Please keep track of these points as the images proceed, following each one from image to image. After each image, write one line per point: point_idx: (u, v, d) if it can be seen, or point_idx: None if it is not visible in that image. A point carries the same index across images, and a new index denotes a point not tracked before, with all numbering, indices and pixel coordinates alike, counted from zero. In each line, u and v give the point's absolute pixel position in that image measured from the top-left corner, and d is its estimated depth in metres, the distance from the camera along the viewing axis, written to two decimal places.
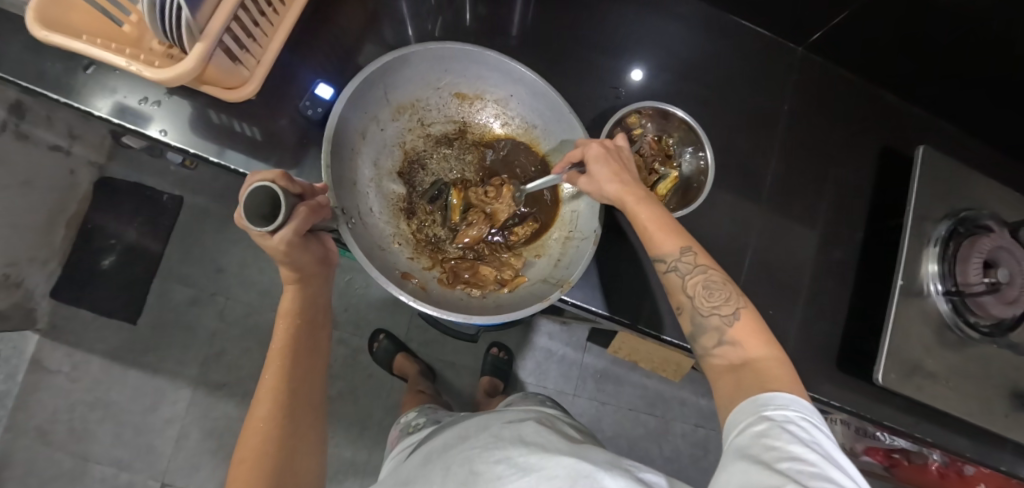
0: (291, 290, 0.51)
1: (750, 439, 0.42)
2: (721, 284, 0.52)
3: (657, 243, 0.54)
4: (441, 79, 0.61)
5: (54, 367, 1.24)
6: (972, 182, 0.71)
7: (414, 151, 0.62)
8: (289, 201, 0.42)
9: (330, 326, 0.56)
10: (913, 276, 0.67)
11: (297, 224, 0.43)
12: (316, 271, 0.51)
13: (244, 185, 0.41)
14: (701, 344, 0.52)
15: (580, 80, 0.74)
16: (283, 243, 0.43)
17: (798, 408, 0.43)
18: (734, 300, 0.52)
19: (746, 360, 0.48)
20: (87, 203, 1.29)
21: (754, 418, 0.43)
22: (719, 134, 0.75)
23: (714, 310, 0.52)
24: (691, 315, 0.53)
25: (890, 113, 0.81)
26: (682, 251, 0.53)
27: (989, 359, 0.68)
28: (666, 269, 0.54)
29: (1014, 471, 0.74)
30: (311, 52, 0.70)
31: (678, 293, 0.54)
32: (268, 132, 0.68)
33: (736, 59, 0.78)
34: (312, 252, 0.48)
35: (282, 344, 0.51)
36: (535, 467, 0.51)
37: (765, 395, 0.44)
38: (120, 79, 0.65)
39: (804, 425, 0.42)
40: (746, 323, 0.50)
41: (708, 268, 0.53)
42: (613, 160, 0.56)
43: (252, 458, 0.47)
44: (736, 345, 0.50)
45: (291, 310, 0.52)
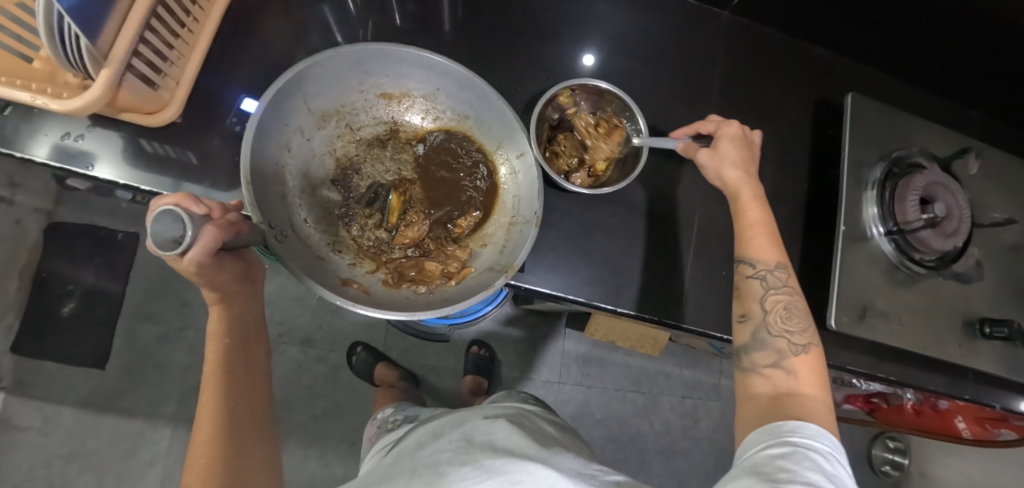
0: (217, 311, 0.51)
1: (767, 458, 0.45)
2: (801, 312, 0.57)
3: (758, 249, 0.59)
4: (363, 81, 0.60)
5: (24, 423, 1.20)
6: (903, 123, 0.73)
7: (346, 158, 0.62)
8: (195, 221, 0.41)
9: (268, 341, 0.56)
10: (856, 221, 0.69)
11: (205, 244, 0.42)
12: (238, 288, 0.51)
13: (152, 208, 0.40)
14: (752, 357, 0.56)
15: (513, 67, 0.74)
16: (193, 265, 0.43)
17: (824, 443, 0.46)
18: (808, 334, 0.56)
19: (791, 391, 0.52)
20: (39, 252, 1.25)
21: (775, 441, 0.47)
22: (657, 105, 0.76)
23: (784, 333, 0.56)
24: (759, 328, 0.57)
25: (821, 65, 0.83)
26: (775, 265, 0.58)
27: (937, 292, 0.70)
28: (751, 274, 0.59)
29: (977, 398, 0.76)
30: (237, 67, 0.69)
31: (751, 302, 0.59)
32: (201, 154, 0.66)
33: (665, 29, 0.78)
34: (228, 269, 0.47)
35: (215, 365, 0.50)
36: (500, 470, 0.49)
37: (792, 423, 0.48)
38: (41, 118, 0.63)
39: (824, 457, 0.45)
40: (810, 359, 0.55)
41: (793, 293, 0.58)
42: (746, 151, 0.63)
43: (196, 482, 0.46)
44: (790, 373, 0.54)
45: (219, 331, 0.51)
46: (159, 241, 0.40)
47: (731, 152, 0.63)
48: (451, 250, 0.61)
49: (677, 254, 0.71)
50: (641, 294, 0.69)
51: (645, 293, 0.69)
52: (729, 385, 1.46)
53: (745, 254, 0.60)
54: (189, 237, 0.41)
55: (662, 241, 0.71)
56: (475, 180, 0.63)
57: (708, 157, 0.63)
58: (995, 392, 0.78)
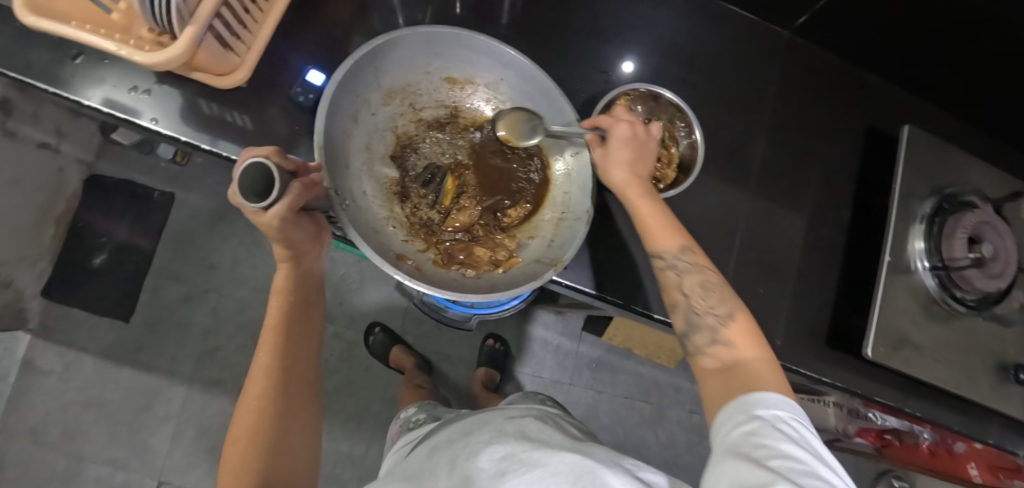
0: (283, 269, 0.55)
1: (742, 436, 0.45)
2: (718, 286, 0.57)
3: (654, 238, 0.58)
4: (431, 63, 0.62)
5: (46, 367, 1.23)
6: (956, 159, 0.72)
7: (406, 136, 0.63)
8: (282, 177, 0.45)
9: (324, 302, 0.59)
10: (901, 253, 0.69)
11: (290, 199, 0.46)
12: (308, 248, 0.54)
13: (238, 162, 0.44)
14: (693, 342, 0.57)
15: (569, 65, 0.74)
16: (276, 218, 0.47)
17: (786, 409, 0.47)
18: (729, 304, 0.56)
19: (737, 361, 0.53)
20: (77, 202, 1.28)
21: (744, 416, 0.46)
22: (709, 117, 0.76)
23: (710, 310, 0.56)
24: (686, 313, 0.57)
25: (875, 94, 0.82)
26: (681, 250, 0.58)
27: (974, 332, 0.70)
28: (664, 266, 0.59)
29: (1000, 443, 0.76)
30: (301, 40, 0.70)
31: (673, 290, 0.58)
32: (258, 121, 0.68)
33: (723, 43, 0.78)
34: (303, 229, 0.51)
35: (275, 320, 0.55)
36: (538, 462, 0.50)
37: (755, 395, 0.47)
38: (108, 69, 0.65)
39: (792, 425, 0.45)
40: (740, 325, 0.55)
41: (705, 268, 0.58)
42: (635, 149, 0.60)
43: (247, 435, 0.51)
44: (729, 346, 0.54)
45: (283, 287, 0.55)
46: (244, 188, 0.45)
47: (624, 150, 0.59)
48: (500, 238, 0.62)
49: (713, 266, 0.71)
50: None
51: None
52: None
53: (650, 249, 0.59)
54: (275, 191, 0.45)
55: None
56: (527, 171, 0.64)
57: (602, 159, 0.59)
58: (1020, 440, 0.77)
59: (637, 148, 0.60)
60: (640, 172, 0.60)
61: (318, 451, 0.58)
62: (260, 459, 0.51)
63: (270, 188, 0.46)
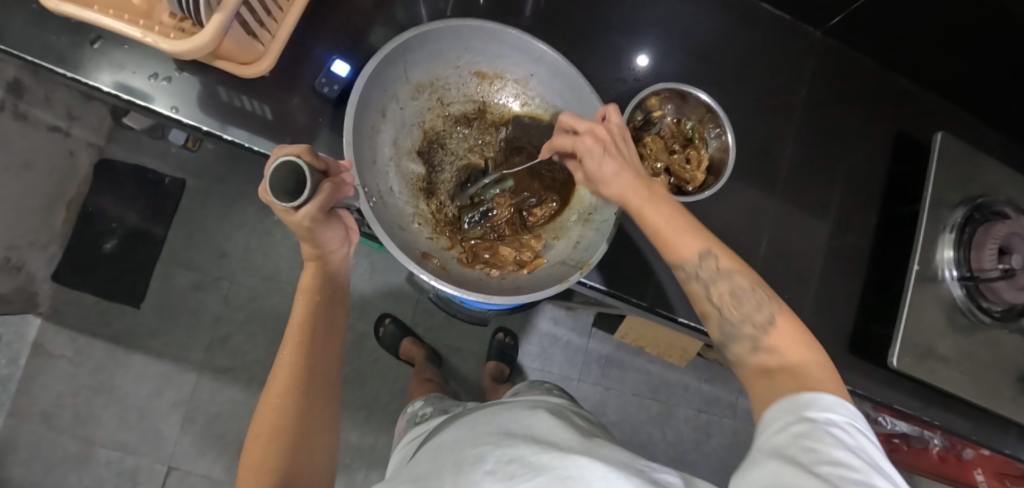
0: (310, 268, 0.55)
1: (789, 438, 0.41)
2: (750, 290, 0.51)
3: (673, 250, 0.53)
4: (460, 57, 0.60)
5: (57, 351, 1.23)
6: (988, 168, 0.71)
7: (433, 131, 0.62)
8: (313, 176, 0.45)
9: (348, 303, 0.59)
10: (929, 262, 0.68)
11: (321, 199, 0.46)
12: (334, 250, 0.54)
13: (270, 160, 0.44)
14: (736, 350, 0.52)
15: (596, 61, 0.72)
16: (307, 218, 0.46)
17: (843, 415, 0.42)
18: (768, 308, 0.50)
19: (783, 365, 0.48)
20: (88, 186, 1.27)
21: (794, 418, 0.42)
22: (737, 118, 0.74)
23: (747, 318, 0.51)
24: (722, 326, 0.53)
25: (906, 99, 0.81)
26: (702, 258, 0.52)
27: (999, 344, 0.69)
28: (687, 277, 0.53)
29: (1018, 454, 0.75)
30: (324, 29, 0.69)
31: (704, 302, 0.53)
32: (279, 111, 0.67)
33: (753, 42, 0.77)
34: (332, 229, 0.51)
35: (300, 319, 0.54)
36: (547, 467, 0.49)
37: (806, 396, 0.43)
38: (128, 56, 0.64)
39: (848, 431, 0.41)
40: (785, 330, 0.49)
41: (734, 272, 0.52)
42: (614, 153, 0.53)
43: (268, 433, 0.51)
44: (774, 353, 0.49)
45: (310, 286, 0.55)
46: (273, 185, 0.45)
47: (603, 164, 0.52)
48: (524, 238, 0.61)
49: None
50: None
51: None
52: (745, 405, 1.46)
53: (670, 260, 0.54)
54: (307, 189, 0.44)
55: None
56: (553, 170, 0.63)
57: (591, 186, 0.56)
58: None
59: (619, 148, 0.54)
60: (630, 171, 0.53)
61: (336, 447, 0.58)
62: (279, 458, 0.50)
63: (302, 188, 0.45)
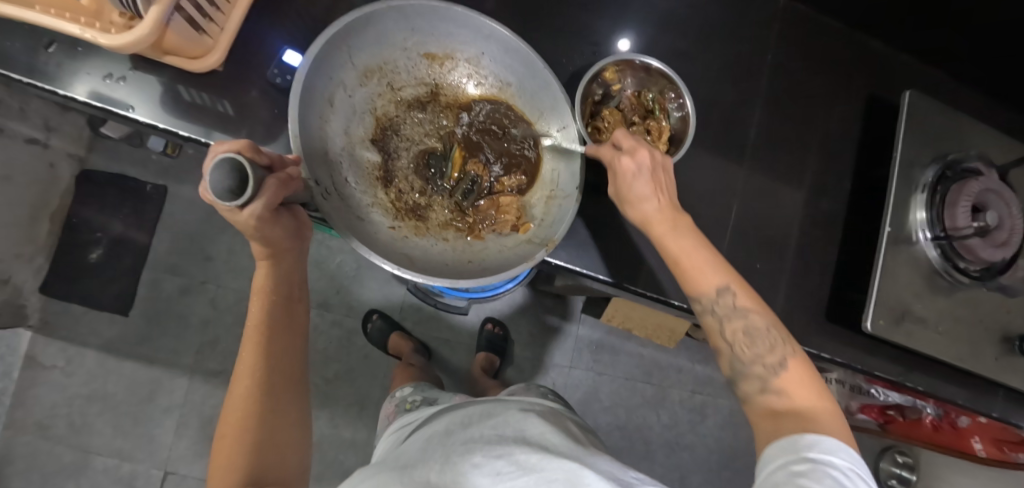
0: (264, 267, 0.53)
1: (786, 478, 0.42)
2: (765, 330, 0.53)
3: (693, 284, 0.54)
4: (407, 39, 0.60)
5: (48, 362, 1.23)
6: (960, 125, 0.69)
7: (386, 118, 0.62)
8: (256, 173, 0.44)
9: (307, 299, 0.59)
10: (901, 224, 0.66)
11: (268, 199, 0.45)
12: (289, 246, 0.53)
13: (210, 159, 0.42)
14: (742, 389, 0.53)
15: (556, 38, 0.70)
16: (253, 217, 0.46)
17: (845, 457, 0.43)
18: (779, 348, 0.52)
19: (790, 408, 0.49)
20: (70, 197, 1.27)
21: (794, 457, 0.43)
22: (704, 87, 0.73)
23: (758, 358, 0.52)
24: (732, 361, 0.54)
25: (879, 61, 0.79)
26: (720, 292, 0.53)
27: (979, 303, 0.68)
28: (703, 311, 0.55)
29: (1004, 417, 0.74)
30: (278, 18, 0.68)
31: (716, 337, 0.55)
32: (237, 105, 0.65)
33: (717, 9, 0.75)
34: (283, 226, 0.50)
35: (257, 320, 0.53)
36: (536, 467, 0.49)
37: (810, 437, 0.44)
38: (82, 56, 0.63)
39: (850, 478, 0.41)
40: (796, 374, 0.50)
41: (749, 312, 0.53)
42: (653, 177, 0.55)
43: (232, 433, 0.51)
44: (780, 394, 0.50)
45: (264, 286, 0.54)
46: (217, 185, 0.43)
47: (637, 186, 0.55)
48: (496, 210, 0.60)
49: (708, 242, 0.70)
50: (670, 281, 0.68)
51: (673, 279, 0.68)
52: None
53: (688, 293, 0.55)
54: (253, 189, 0.44)
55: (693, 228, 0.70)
56: (515, 148, 0.62)
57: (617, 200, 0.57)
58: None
59: (658, 175, 0.56)
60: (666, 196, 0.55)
61: (308, 450, 0.59)
62: (247, 459, 0.51)
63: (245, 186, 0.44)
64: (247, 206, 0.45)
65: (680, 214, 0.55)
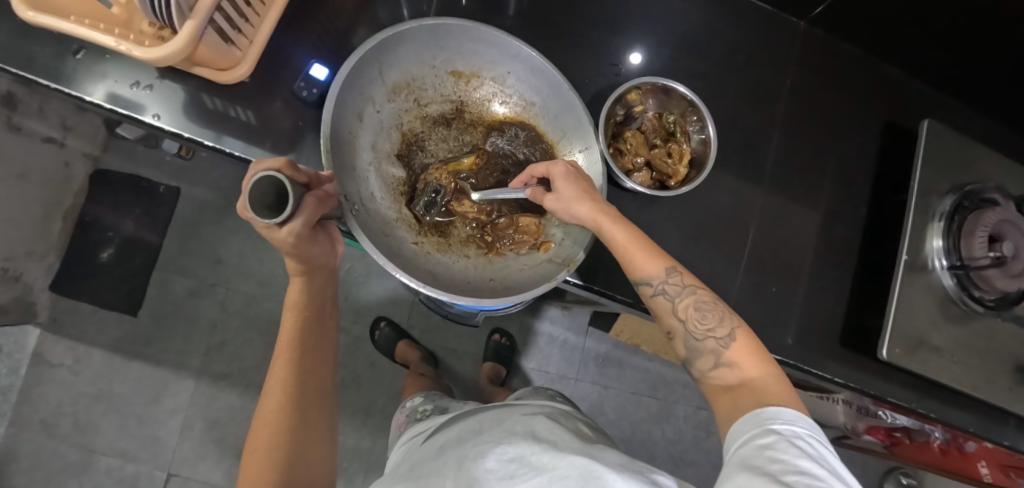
0: (297, 283, 0.55)
1: (756, 451, 0.43)
2: (713, 305, 0.53)
3: (637, 268, 0.53)
4: (436, 56, 0.60)
5: (56, 360, 1.23)
6: (977, 155, 0.70)
7: (412, 133, 0.62)
8: (297, 193, 0.44)
9: (338, 316, 0.60)
10: (918, 252, 0.67)
11: (305, 218, 0.46)
12: (323, 264, 0.54)
13: (250, 174, 0.42)
14: (697, 367, 0.53)
15: (578, 59, 0.71)
16: (291, 236, 0.46)
17: (804, 424, 0.45)
18: (728, 321, 0.52)
19: (743, 381, 0.49)
20: (83, 196, 1.28)
21: (759, 430, 0.44)
22: (722, 110, 0.74)
23: (709, 333, 0.52)
24: (685, 342, 0.53)
25: (895, 87, 0.80)
26: (666, 273, 0.53)
27: (992, 333, 0.68)
28: (653, 292, 0.54)
29: (1016, 445, 0.74)
30: (304, 31, 0.69)
31: (669, 317, 0.54)
32: (262, 116, 0.66)
33: (737, 33, 0.76)
34: (320, 245, 0.52)
35: (289, 336, 0.55)
36: (547, 466, 0.49)
37: (771, 409, 0.45)
38: (110, 64, 0.64)
39: (811, 441, 0.44)
40: (743, 345, 0.51)
41: (697, 289, 0.53)
42: (579, 180, 0.55)
43: (263, 450, 0.51)
44: (734, 367, 0.50)
45: (298, 303, 0.55)
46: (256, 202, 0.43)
47: (570, 186, 0.55)
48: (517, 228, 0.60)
49: (723, 264, 0.70)
50: None
51: None
52: None
53: (635, 279, 0.54)
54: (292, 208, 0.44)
55: (710, 249, 0.70)
56: None
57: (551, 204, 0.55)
58: None
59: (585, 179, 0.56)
60: (598, 196, 0.55)
61: (336, 470, 0.57)
62: (277, 476, 0.49)
63: (285, 204, 0.45)
64: (286, 224, 0.45)
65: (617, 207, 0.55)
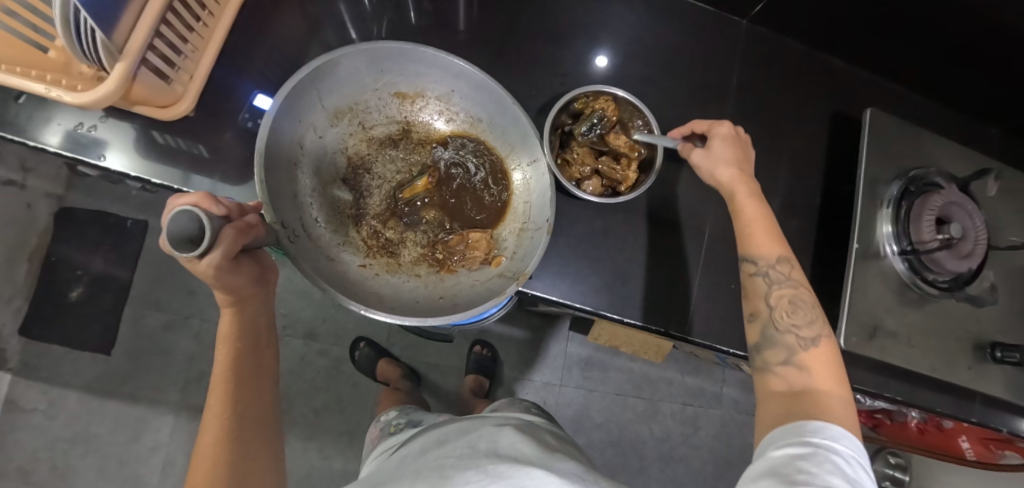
0: (228, 314, 0.54)
1: (787, 460, 0.44)
2: (807, 305, 0.56)
3: (756, 244, 0.58)
4: (377, 80, 0.61)
5: (29, 405, 1.21)
6: (920, 141, 0.72)
7: (358, 157, 0.62)
8: (212, 223, 0.43)
9: (276, 344, 0.59)
10: (869, 239, 0.68)
11: (224, 248, 0.44)
12: (251, 292, 0.53)
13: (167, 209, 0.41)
14: (764, 357, 0.55)
15: (526, 72, 0.72)
16: (211, 267, 0.45)
17: (847, 444, 0.45)
18: (817, 326, 0.55)
19: (806, 388, 0.51)
20: (49, 237, 1.26)
21: (797, 440, 0.46)
22: (673, 112, 0.75)
23: (793, 328, 0.55)
24: (765, 326, 0.56)
25: (840, 79, 0.82)
26: (777, 260, 0.57)
27: (947, 313, 0.69)
28: (754, 272, 0.58)
29: (983, 421, 0.75)
30: (249, 60, 0.68)
31: (758, 299, 0.57)
32: (211, 148, 0.66)
33: (683, 36, 0.77)
34: (245, 272, 0.50)
35: (223, 368, 0.54)
36: (504, 474, 0.49)
37: (815, 423, 0.46)
38: (54, 106, 0.63)
39: (849, 462, 0.44)
40: (822, 354, 0.53)
41: (799, 285, 0.57)
42: (734, 148, 0.62)
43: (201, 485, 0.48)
44: (803, 369, 0.52)
45: (229, 335, 0.54)
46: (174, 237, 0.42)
47: (723, 149, 0.62)
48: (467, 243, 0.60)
49: (683, 264, 0.71)
50: (647, 304, 0.69)
51: (649, 302, 0.69)
52: (731, 394, 1.46)
53: (745, 253, 0.59)
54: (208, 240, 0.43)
55: (669, 250, 0.71)
56: (488, 185, 0.63)
57: (699, 154, 0.62)
58: (1001, 416, 0.76)
59: (739, 153, 0.62)
60: (743, 168, 0.61)
61: None
62: None
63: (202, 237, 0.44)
64: (205, 256, 0.44)
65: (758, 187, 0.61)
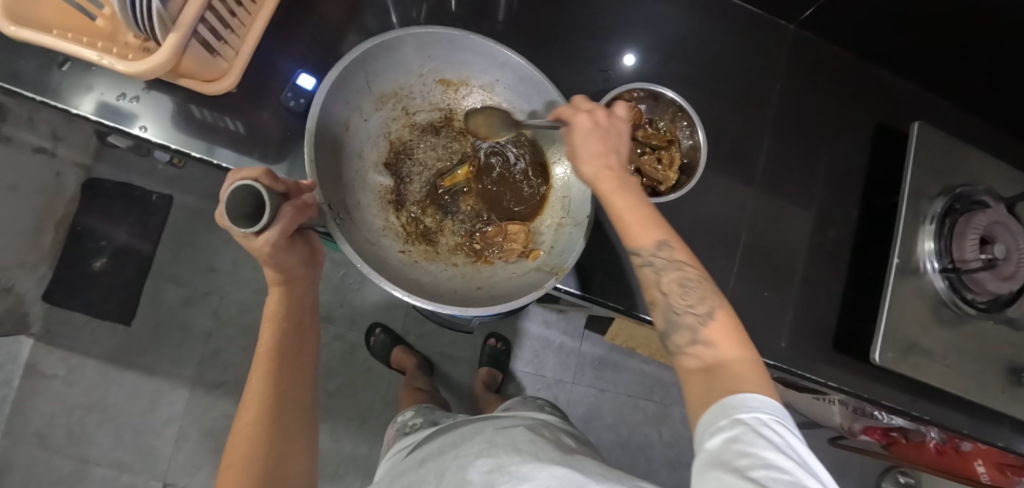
0: (276, 293, 0.54)
1: (723, 444, 0.41)
2: (698, 281, 0.50)
3: (631, 234, 0.50)
4: (423, 65, 0.60)
5: (50, 371, 1.23)
6: (966, 158, 0.70)
7: (400, 141, 0.62)
8: (273, 200, 0.43)
9: (318, 325, 0.59)
10: (909, 254, 0.67)
11: (283, 225, 0.44)
12: (302, 272, 0.53)
13: (226, 185, 0.41)
14: (673, 342, 0.50)
15: (566, 66, 0.71)
16: (269, 244, 0.45)
17: (769, 410, 0.42)
18: (710, 299, 0.50)
19: (719, 361, 0.47)
20: (75, 206, 1.27)
21: (727, 420, 0.42)
22: (713, 115, 0.73)
23: (689, 308, 0.50)
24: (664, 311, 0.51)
25: (885, 89, 0.80)
26: (659, 246, 0.50)
27: (984, 335, 0.68)
28: (641, 263, 0.51)
29: (1012, 446, 0.73)
30: (291, 40, 0.68)
31: (651, 288, 0.52)
32: (250, 126, 0.66)
33: (726, 37, 0.76)
34: (297, 252, 0.50)
35: (268, 346, 0.54)
36: (528, 476, 0.49)
37: (738, 397, 0.43)
38: (96, 75, 0.63)
39: (777, 428, 0.41)
40: (723, 323, 0.48)
41: (684, 265, 0.50)
42: (602, 136, 0.53)
43: (240, 462, 0.50)
44: (710, 345, 0.48)
45: (275, 313, 0.54)
46: (232, 212, 0.42)
47: (590, 141, 0.52)
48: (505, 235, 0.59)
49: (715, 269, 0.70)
50: None
51: None
52: None
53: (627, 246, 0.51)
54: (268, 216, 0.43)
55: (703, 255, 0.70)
56: (528, 176, 0.63)
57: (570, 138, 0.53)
58: None
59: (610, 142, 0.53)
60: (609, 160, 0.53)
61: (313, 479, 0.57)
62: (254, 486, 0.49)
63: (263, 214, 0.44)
64: (264, 232, 0.44)
65: (628, 175, 0.53)
